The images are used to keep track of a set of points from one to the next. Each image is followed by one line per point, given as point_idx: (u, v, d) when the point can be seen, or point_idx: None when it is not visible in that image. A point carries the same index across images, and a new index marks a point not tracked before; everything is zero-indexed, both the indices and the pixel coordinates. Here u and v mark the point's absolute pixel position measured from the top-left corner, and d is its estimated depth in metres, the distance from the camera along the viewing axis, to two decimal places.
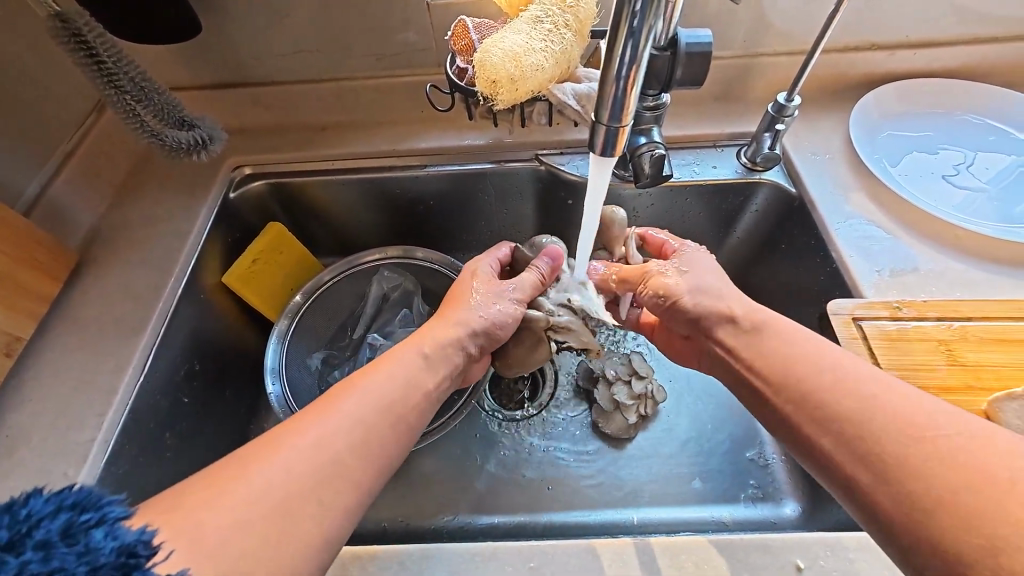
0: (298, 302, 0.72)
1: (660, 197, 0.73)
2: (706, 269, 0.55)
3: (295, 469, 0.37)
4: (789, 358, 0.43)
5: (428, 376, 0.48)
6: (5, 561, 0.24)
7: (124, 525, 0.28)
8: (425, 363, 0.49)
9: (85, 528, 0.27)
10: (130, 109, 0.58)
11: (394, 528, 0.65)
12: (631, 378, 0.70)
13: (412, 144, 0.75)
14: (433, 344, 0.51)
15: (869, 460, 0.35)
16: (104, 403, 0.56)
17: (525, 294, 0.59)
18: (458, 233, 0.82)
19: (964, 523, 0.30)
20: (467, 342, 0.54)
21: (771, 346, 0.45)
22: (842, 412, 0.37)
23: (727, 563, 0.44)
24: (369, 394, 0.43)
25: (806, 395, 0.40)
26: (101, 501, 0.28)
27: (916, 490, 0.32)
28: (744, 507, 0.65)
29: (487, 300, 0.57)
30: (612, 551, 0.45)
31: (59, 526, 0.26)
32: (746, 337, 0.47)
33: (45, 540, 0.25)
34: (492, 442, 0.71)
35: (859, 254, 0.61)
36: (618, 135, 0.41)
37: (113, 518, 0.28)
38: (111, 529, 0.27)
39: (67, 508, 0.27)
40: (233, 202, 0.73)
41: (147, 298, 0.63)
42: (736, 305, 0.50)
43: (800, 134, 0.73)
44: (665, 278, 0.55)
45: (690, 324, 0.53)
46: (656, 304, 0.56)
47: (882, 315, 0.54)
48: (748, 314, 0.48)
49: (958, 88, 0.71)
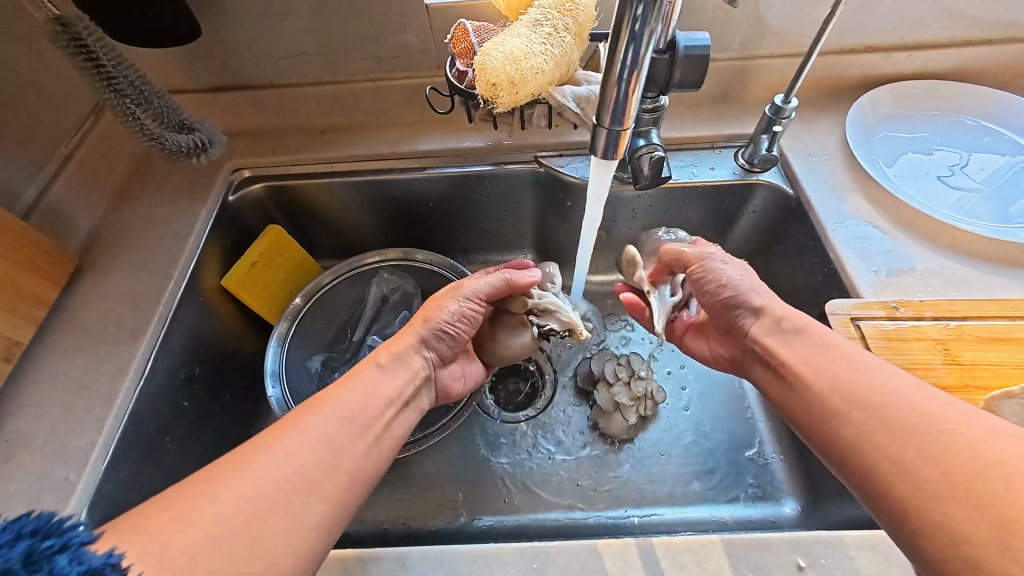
0: (298, 304, 0.72)
1: (658, 198, 0.73)
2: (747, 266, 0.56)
3: (286, 468, 0.38)
4: (815, 352, 0.45)
5: (384, 382, 0.49)
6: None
7: (87, 549, 0.28)
8: (379, 372, 0.50)
9: (48, 555, 0.27)
10: (130, 113, 0.57)
11: (396, 531, 0.65)
12: (629, 378, 0.70)
13: (411, 146, 0.75)
14: (386, 353, 0.52)
15: (874, 449, 0.37)
16: (103, 408, 0.56)
17: (473, 293, 0.58)
18: (458, 235, 0.82)
19: (957, 509, 0.31)
20: (420, 349, 0.55)
21: (810, 347, 0.46)
22: (855, 406, 0.39)
23: (730, 562, 0.45)
24: (358, 395, 0.46)
25: (829, 384, 0.42)
26: (62, 527, 0.28)
27: (912, 477, 0.34)
28: (745, 506, 0.65)
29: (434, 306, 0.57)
30: (616, 551, 0.46)
31: (20, 554, 0.26)
32: (784, 338, 0.48)
33: (3, 569, 0.25)
34: (492, 444, 0.71)
35: (857, 255, 0.62)
36: (619, 137, 0.41)
37: (77, 543, 0.28)
38: (75, 554, 0.27)
39: (26, 536, 0.27)
40: (232, 205, 0.73)
41: (146, 302, 0.63)
42: (776, 304, 0.51)
43: (796, 136, 0.74)
44: (727, 268, 0.54)
45: (732, 317, 0.53)
46: (714, 294, 0.54)
47: (880, 315, 0.54)
48: (788, 315, 0.49)
49: (952, 90, 0.72)
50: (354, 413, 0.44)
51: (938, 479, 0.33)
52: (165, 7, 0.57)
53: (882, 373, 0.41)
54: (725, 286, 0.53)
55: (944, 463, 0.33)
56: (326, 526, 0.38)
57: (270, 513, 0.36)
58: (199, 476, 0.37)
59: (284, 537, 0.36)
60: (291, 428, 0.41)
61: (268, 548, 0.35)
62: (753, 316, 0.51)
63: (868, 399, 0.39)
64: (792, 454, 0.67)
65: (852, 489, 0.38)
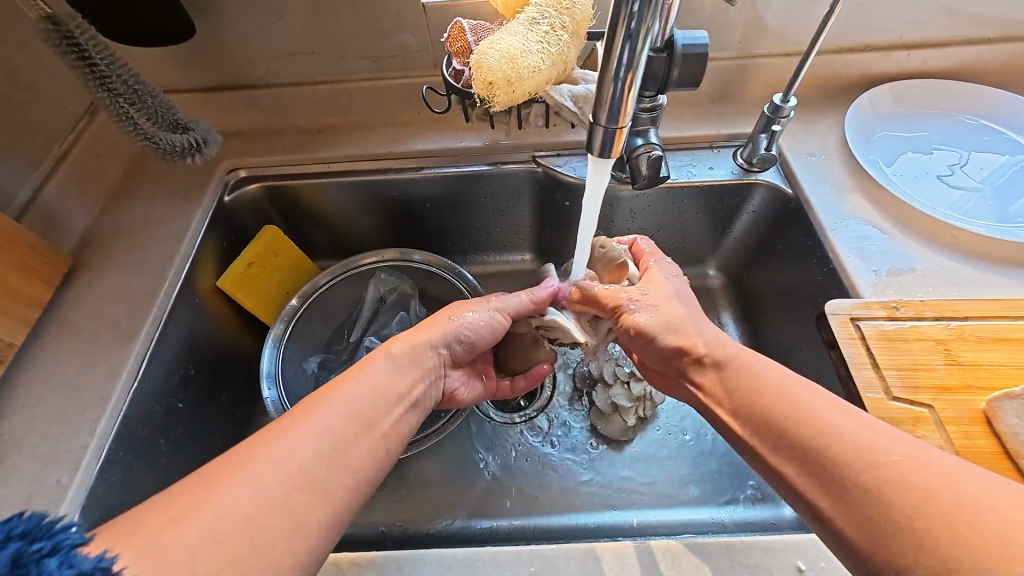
0: (293, 306, 0.72)
1: (657, 198, 0.73)
2: (673, 303, 0.54)
3: (285, 466, 0.37)
4: (747, 381, 0.44)
5: (395, 380, 0.48)
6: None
7: (77, 553, 0.28)
8: (391, 367, 0.49)
9: (37, 558, 0.26)
10: (123, 112, 0.57)
11: (393, 533, 0.64)
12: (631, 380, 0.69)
13: (407, 147, 0.75)
14: (400, 346, 0.51)
15: (822, 475, 0.36)
16: (97, 410, 0.55)
17: (510, 307, 0.60)
18: (455, 236, 0.82)
19: (928, 553, 0.30)
20: (438, 345, 0.54)
21: (737, 380, 0.45)
22: (801, 443, 0.38)
23: (731, 565, 0.44)
24: (362, 392, 0.45)
25: (768, 419, 0.40)
26: (50, 530, 0.27)
27: (866, 502, 0.33)
28: (744, 508, 0.64)
29: (468, 309, 0.57)
30: (613, 553, 0.45)
31: (8, 557, 0.25)
32: (713, 373, 0.47)
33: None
34: (491, 446, 0.71)
35: (856, 254, 0.61)
36: (616, 136, 0.40)
37: (68, 545, 0.27)
38: (65, 557, 0.27)
39: (14, 538, 0.26)
40: (228, 206, 0.72)
41: (141, 303, 0.62)
42: (702, 342, 0.49)
43: (795, 135, 0.73)
44: (638, 314, 0.54)
45: (663, 361, 0.53)
46: (627, 338, 0.56)
47: (880, 315, 0.53)
48: (713, 348, 0.48)
49: (952, 88, 0.71)
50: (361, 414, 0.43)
51: (893, 505, 0.32)
52: (162, 7, 0.57)
53: (826, 398, 0.40)
54: (638, 332, 0.54)
55: (895, 490, 0.33)
56: (324, 527, 0.37)
57: (265, 515, 0.35)
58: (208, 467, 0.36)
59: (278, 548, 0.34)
60: (293, 425, 0.40)
61: (261, 556, 0.33)
62: (675, 350, 0.51)
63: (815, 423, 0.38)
64: None
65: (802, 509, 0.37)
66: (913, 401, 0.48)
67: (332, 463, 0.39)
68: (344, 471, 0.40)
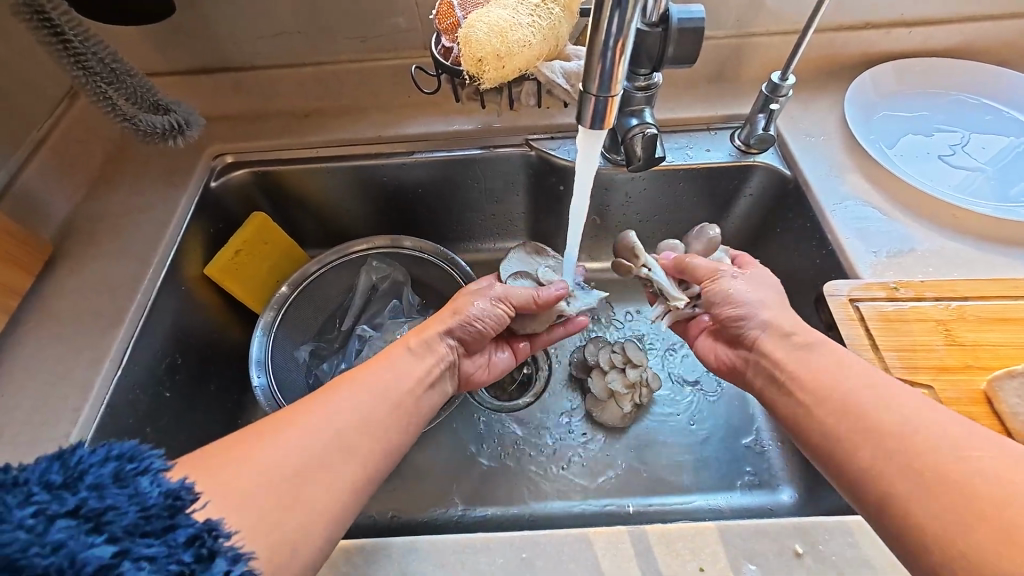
0: (284, 293, 0.70)
1: (652, 181, 0.71)
2: (769, 290, 0.53)
3: (290, 459, 0.37)
4: (832, 361, 0.43)
5: (415, 366, 0.50)
6: (63, 497, 0.27)
7: (164, 477, 0.31)
8: (410, 356, 0.50)
9: (133, 475, 0.29)
10: (101, 92, 0.55)
11: (385, 522, 0.64)
12: (625, 366, 0.68)
13: (398, 130, 0.74)
14: (418, 338, 0.52)
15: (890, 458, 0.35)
16: (79, 398, 0.54)
17: (508, 295, 0.58)
18: (448, 222, 0.80)
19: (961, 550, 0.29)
20: (449, 339, 0.54)
21: (814, 363, 0.43)
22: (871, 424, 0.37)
23: (725, 548, 0.43)
24: (367, 392, 0.44)
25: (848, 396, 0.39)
26: (143, 453, 0.31)
27: (905, 492, 0.33)
28: (741, 494, 0.64)
29: (468, 301, 0.56)
30: (607, 539, 0.44)
31: (111, 471, 0.29)
32: (797, 354, 0.45)
33: (97, 482, 0.28)
34: (484, 432, 0.70)
35: (856, 236, 0.60)
36: (607, 106, 0.39)
37: (156, 469, 0.30)
38: (154, 478, 0.30)
39: (114, 458, 0.30)
40: (214, 191, 0.71)
41: (124, 290, 0.61)
42: (788, 322, 0.48)
43: (793, 116, 0.72)
44: (739, 283, 0.53)
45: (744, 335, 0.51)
46: (716, 303, 0.54)
47: (880, 296, 0.52)
48: (799, 330, 0.47)
49: (953, 67, 0.70)
50: (367, 413, 0.43)
51: (927, 496, 0.32)
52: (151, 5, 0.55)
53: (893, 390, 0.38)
54: (731, 298, 0.52)
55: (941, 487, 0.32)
56: (318, 527, 0.37)
57: (270, 509, 0.35)
58: (221, 445, 0.37)
59: (274, 539, 0.34)
60: (307, 414, 0.40)
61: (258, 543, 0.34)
62: (760, 326, 0.49)
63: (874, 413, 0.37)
64: (789, 442, 0.65)
65: (847, 491, 0.37)
66: (912, 381, 0.47)
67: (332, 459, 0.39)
68: (345, 474, 0.39)
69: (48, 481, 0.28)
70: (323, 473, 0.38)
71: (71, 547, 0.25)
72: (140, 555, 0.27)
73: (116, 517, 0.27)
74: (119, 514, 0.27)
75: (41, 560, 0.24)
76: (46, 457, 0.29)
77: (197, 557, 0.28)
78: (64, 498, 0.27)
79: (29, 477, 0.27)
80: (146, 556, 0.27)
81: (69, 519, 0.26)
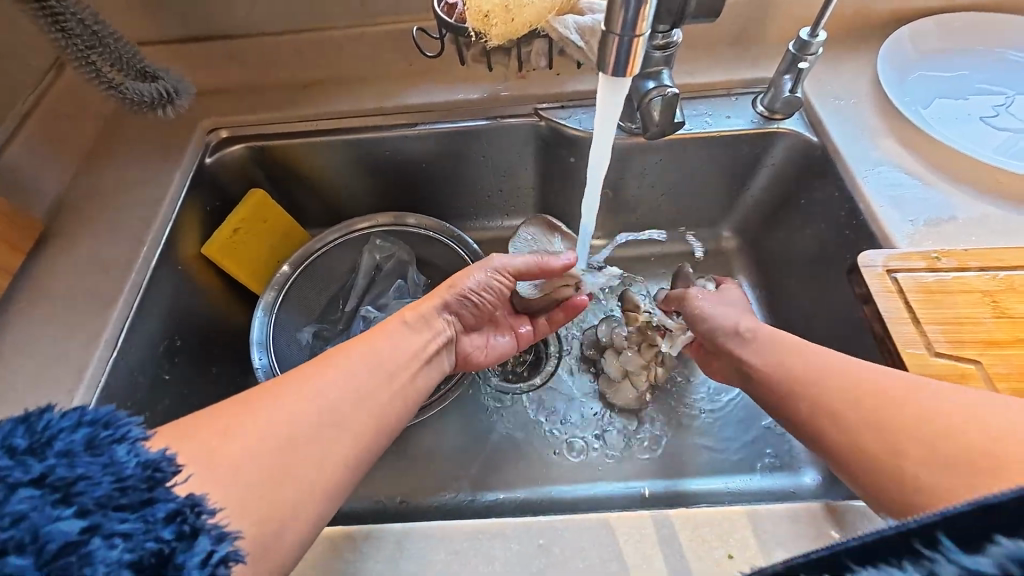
0: (286, 273, 0.68)
1: (670, 151, 0.67)
2: (734, 303, 0.56)
3: (284, 433, 0.36)
4: (807, 353, 0.44)
5: (412, 340, 0.47)
6: (27, 464, 0.27)
7: (143, 445, 0.30)
8: (407, 331, 0.47)
9: (109, 442, 0.29)
10: (83, 56, 0.51)
11: (393, 507, 0.62)
12: (625, 347, 0.65)
13: (400, 101, 0.70)
14: (415, 312, 0.49)
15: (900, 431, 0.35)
16: (74, 380, 0.52)
17: (507, 265, 0.55)
18: (453, 199, 0.77)
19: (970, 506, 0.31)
20: (446, 314, 0.52)
21: (778, 356, 0.46)
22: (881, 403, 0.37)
23: (755, 534, 0.41)
24: (366, 364, 0.42)
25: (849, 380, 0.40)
26: (119, 420, 0.30)
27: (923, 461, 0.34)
28: (762, 477, 0.61)
29: (467, 272, 0.53)
30: (629, 525, 0.41)
31: (84, 438, 0.29)
32: (751, 348, 0.48)
33: (67, 449, 0.28)
34: (495, 415, 0.67)
35: (889, 204, 0.56)
36: (631, 48, 0.35)
37: (133, 437, 0.30)
38: (132, 447, 0.29)
39: (87, 424, 0.29)
40: (209, 167, 0.68)
41: (118, 269, 0.59)
42: (743, 323, 0.51)
43: (821, 78, 0.67)
44: (702, 301, 0.56)
45: (711, 341, 0.53)
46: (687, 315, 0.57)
47: (920, 266, 0.48)
48: (752, 328, 0.50)
49: (996, 21, 0.65)
50: (366, 387, 0.41)
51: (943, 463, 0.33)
52: None
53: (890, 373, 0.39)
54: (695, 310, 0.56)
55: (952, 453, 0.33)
56: (316, 502, 0.36)
57: (265, 482, 0.34)
58: (206, 414, 0.35)
59: (270, 510, 0.33)
60: (300, 387, 0.38)
61: (253, 513, 0.33)
62: (721, 328, 0.52)
63: (856, 386, 0.39)
64: None
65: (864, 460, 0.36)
66: (957, 357, 0.44)
67: (327, 436, 0.37)
68: (344, 451, 0.38)
69: (12, 446, 0.27)
70: (322, 450, 0.36)
71: (34, 520, 0.25)
72: (112, 532, 0.26)
73: (86, 488, 0.27)
74: (91, 484, 0.27)
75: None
76: (13, 419, 0.29)
77: (178, 535, 0.28)
78: (29, 465, 0.27)
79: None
80: (119, 533, 0.26)
81: (32, 489, 0.26)
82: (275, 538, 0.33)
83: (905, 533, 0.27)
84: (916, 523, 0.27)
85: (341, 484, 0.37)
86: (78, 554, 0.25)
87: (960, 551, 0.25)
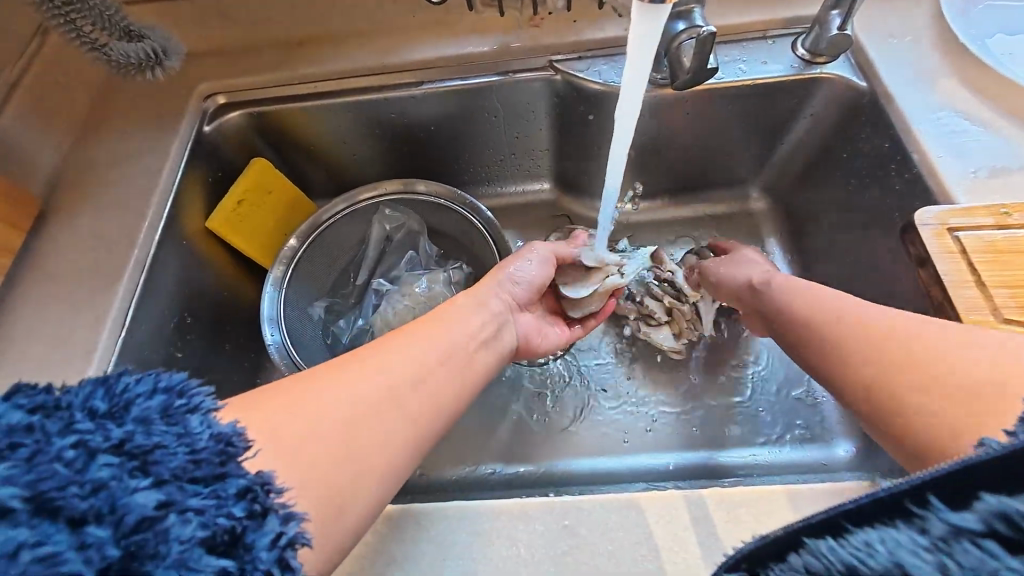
0: (293, 246, 0.64)
1: (698, 103, 0.61)
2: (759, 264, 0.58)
3: (345, 406, 0.33)
4: (815, 297, 0.44)
5: (468, 321, 0.44)
6: (107, 429, 0.25)
7: (215, 418, 0.28)
8: (459, 312, 0.45)
9: (183, 412, 0.27)
10: (60, 13, 0.47)
11: (412, 482, 0.61)
12: (664, 294, 0.65)
13: (403, 57, 0.64)
14: (463, 298, 0.47)
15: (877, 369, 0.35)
16: (83, 361, 0.51)
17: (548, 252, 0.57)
18: (465, 163, 0.73)
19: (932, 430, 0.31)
20: (500, 295, 0.51)
21: (795, 303, 0.45)
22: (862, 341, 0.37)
23: (795, 515, 0.38)
24: (422, 342, 0.40)
25: (835, 321, 0.40)
26: (193, 389, 0.28)
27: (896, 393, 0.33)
28: (791, 449, 0.59)
29: (515, 261, 0.54)
30: (660, 506, 0.39)
31: (159, 406, 0.27)
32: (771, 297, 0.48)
33: (144, 416, 0.26)
34: (513, 388, 0.65)
35: (951, 154, 0.50)
36: None
37: (206, 407, 0.28)
38: (206, 417, 0.27)
39: (162, 390, 0.27)
40: (208, 136, 0.64)
41: (120, 246, 0.56)
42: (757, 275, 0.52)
43: (872, 14, 0.60)
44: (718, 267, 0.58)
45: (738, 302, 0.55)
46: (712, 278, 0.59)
47: (987, 224, 0.43)
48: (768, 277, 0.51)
49: None
50: (421, 361, 0.38)
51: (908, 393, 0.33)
52: None
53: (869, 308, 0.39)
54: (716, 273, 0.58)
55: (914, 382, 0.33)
56: (379, 479, 0.33)
57: (326, 458, 0.31)
58: (269, 389, 0.33)
59: (334, 486, 0.31)
60: (359, 364, 0.36)
61: (313, 489, 0.30)
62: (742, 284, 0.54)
63: (867, 339, 0.37)
64: None
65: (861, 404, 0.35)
66: None
67: (385, 411, 0.34)
68: (402, 428, 0.35)
69: (92, 408, 0.25)
70: (382, 426, 0.34)
71: (113, 491, 0.23)
72: (186, 507, 0.24)
73: (163, 458, 0.25)
74: (167, 454, 0.25)
75: (80, 502, 0.23)
76: (90, 380, 0.27)
77: (249, 513, 0.26)
78: (108, 429, 0.25)
79: (72, 403, 0.25)
80: (193, 509, 0.24)
81: (111, 457, 0.24)
82: (338, 517, 0.31)
83: (897, 495, 0.26)
84: (905, 484, 0.25)
85: (403, 463, 0.35)
86: (154, 531, 0.23)
87: (948, 509, 0.24)
